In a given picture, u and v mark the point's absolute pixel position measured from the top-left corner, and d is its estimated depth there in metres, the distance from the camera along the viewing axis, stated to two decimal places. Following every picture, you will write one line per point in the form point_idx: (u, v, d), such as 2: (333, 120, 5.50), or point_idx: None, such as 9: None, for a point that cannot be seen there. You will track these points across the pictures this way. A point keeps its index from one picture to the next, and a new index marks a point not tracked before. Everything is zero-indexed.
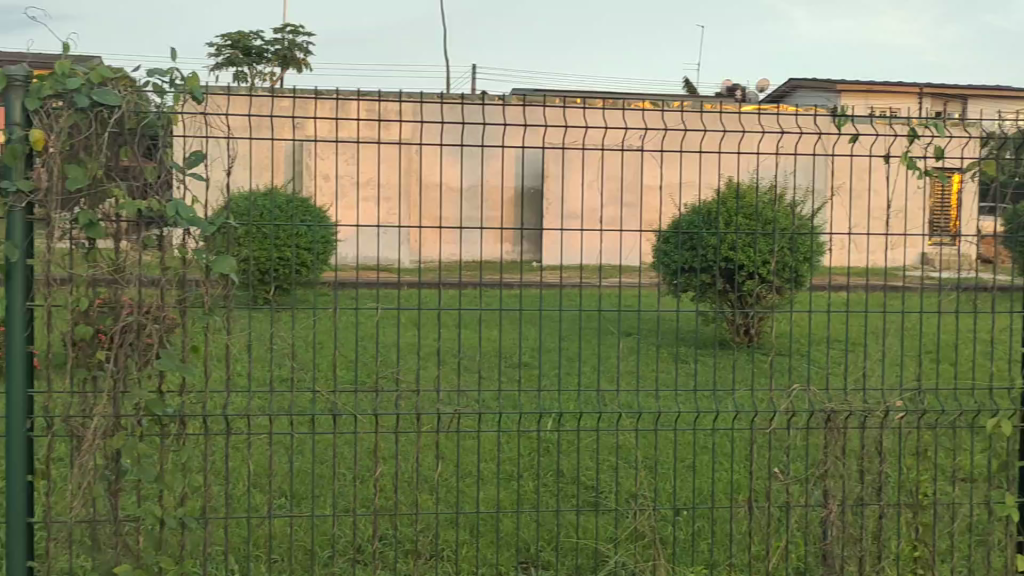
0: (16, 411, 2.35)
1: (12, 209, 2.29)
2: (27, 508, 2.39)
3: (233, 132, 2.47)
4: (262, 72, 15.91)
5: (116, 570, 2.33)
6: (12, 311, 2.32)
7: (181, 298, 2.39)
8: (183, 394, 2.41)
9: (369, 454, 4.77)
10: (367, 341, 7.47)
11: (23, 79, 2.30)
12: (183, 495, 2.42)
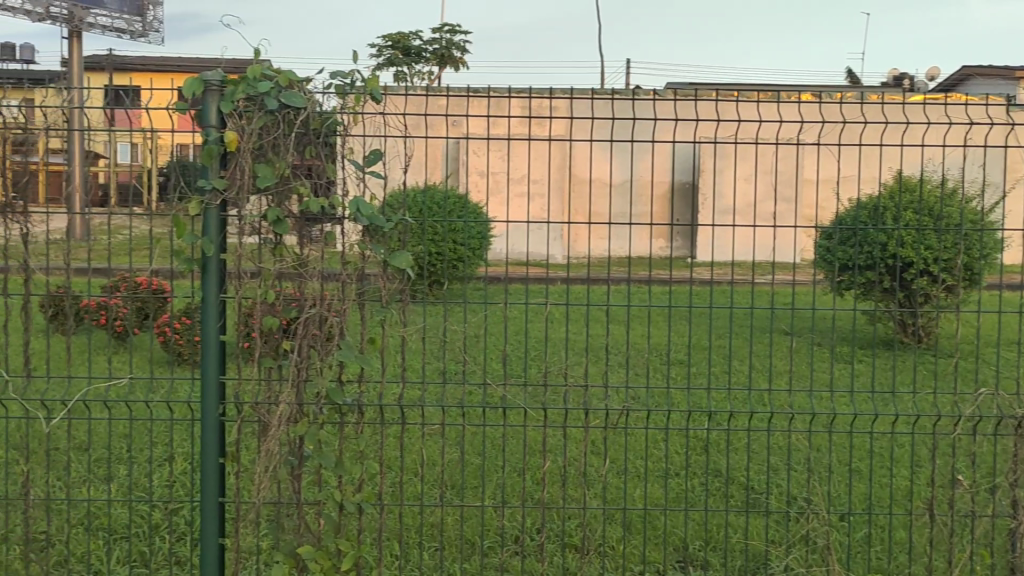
0: (210, 396, 2.49)
1: (208, 206, 2.43)
2: (219, 489, 2.54)
3: (409, 131, 2.55)
4: (422, 72, 16.30)
5: (299, 551, 2.44)
6: (207, 302, 2.46)
7: (360, 291, 2.50)
8: (363, 384, 2.51)
9: (528, 448, 4.83)
10: (524, 336, 7.55)
11: (219, 84, 2.44)
12: (360, 482, 2.51)
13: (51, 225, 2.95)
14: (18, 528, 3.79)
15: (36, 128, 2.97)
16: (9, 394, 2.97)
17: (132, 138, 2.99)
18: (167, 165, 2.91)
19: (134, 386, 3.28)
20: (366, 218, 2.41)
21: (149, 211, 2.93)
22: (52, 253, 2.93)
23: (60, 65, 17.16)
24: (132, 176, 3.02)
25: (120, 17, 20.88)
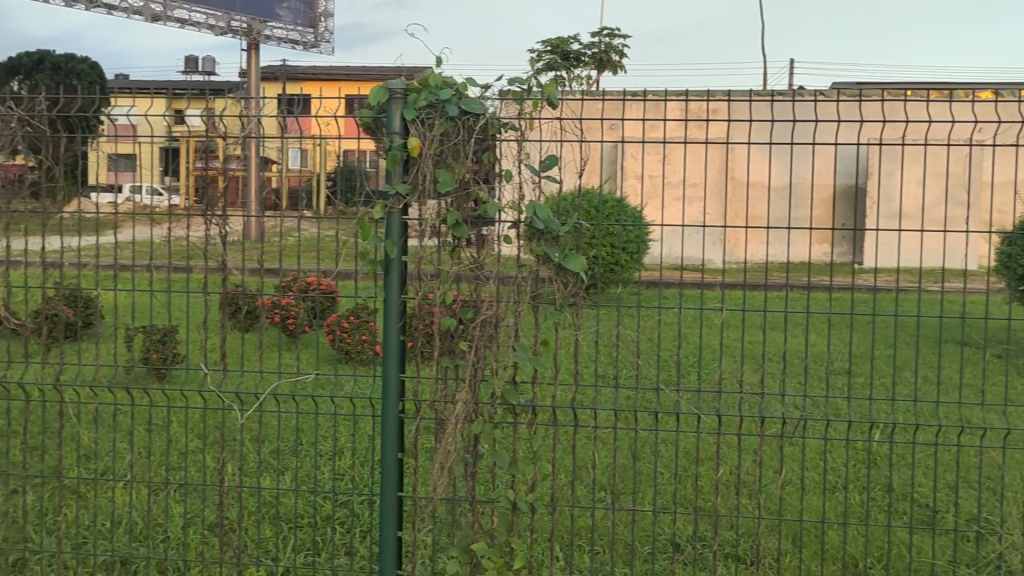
0: (390, 394, 2.56)
1: (391, 210, 2.51)
2: (398, 485, 2.60)
3: (585, 135, 2.55)
4: (592, 80, 16.57)
5: (473, 547, 2.50)
6: (389, 303, 2.53)
7: (535, 294, 2.53)
8: (536, 385, 2.54)
9: (688, 454, 4.79)
10: (681, 342, 7.49)
11: (403, 92, 2.51)
12: (533, 482, 2.54)
13: (229, 227, 3.08)
14: (206, 513, 4.05)
15: (219, 134, 3.10)
16: (205, 387, 3.17)
17: (305, 144, 3.11)
18: (337, 169, 3.01)
19: (313, 380, 3.43)
20: (542, 222, 2.46)
21: (318, 215, 3.04)
22: (232, 255, 3.07)
23: (239, 76, 18.19)
24: (304, 180, 3.15)
25: (295, 29, 21.91)
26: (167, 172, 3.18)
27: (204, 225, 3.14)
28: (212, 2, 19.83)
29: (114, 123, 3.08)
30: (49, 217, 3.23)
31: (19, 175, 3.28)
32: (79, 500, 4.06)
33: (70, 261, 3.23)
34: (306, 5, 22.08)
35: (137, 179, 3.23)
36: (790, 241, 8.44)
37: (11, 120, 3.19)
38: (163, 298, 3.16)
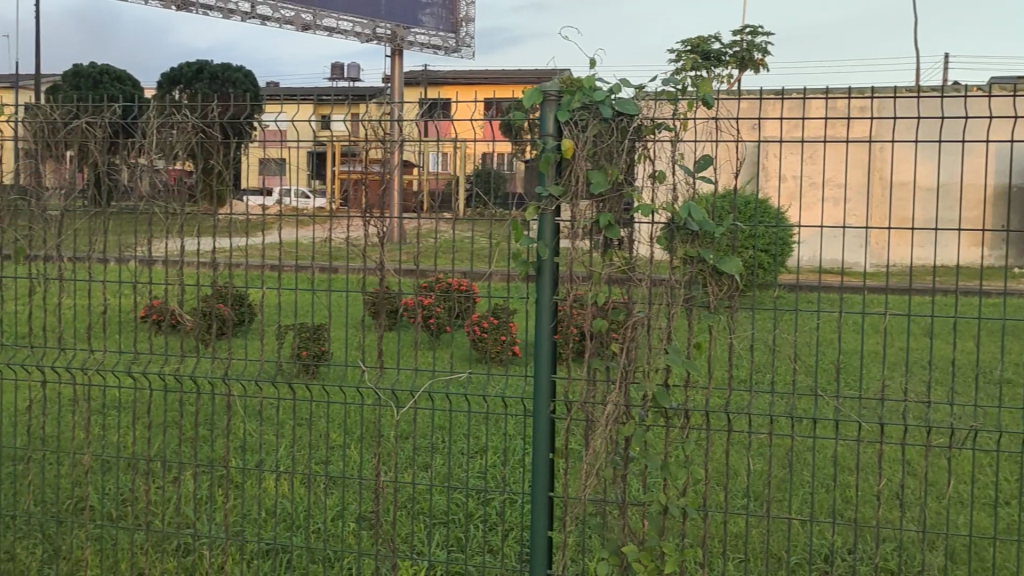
0: (542, 394, 2.58)
1: (544, 211, 2.52)
2: (549, 484, 2.62)
3: (741, 135, 2.51)
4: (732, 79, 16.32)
5: (624, 549, 2.50)
6: (541, 304, 2.55)
7: (688, 297, 2.50)
8: (689, 389, 2.52)
9: (834, 462, 4.67)
10: (825, 348, 7.30)
11: (556, 93, 2.52)
12: (685, 486, 2.52)
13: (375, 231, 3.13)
14: (354, 506, 4.20)
15: (362, 138, 3.14)
16: (361, 384, 3.28)
17: (442, 148, 3.06)
18: (475, 174, 3.05)
19: (463, 379, 3.49)
20: (697, 223, 2.43)
21: (460, 217, 3.06)
22: (381, 257, 3.13)
23: (381, 82, 18.69)
24: (443, 183, 3.13)
25: (438, 33, 22.34)
26: (318, 176, 3.26)
27: (357, 226, 3.21)
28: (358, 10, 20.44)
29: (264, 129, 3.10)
30: (206, 219, 3.23)
31: (179, 179, 3.21)
32: (237, 490, 4.29)
33: (229, 262, 3.34)
34: (448, 10, 22.44)
35: (285, 184, 3.29)
36: (946, 244, 8.08)
37: (181, 126, 3.12)
38: (315, 298, 3.26)
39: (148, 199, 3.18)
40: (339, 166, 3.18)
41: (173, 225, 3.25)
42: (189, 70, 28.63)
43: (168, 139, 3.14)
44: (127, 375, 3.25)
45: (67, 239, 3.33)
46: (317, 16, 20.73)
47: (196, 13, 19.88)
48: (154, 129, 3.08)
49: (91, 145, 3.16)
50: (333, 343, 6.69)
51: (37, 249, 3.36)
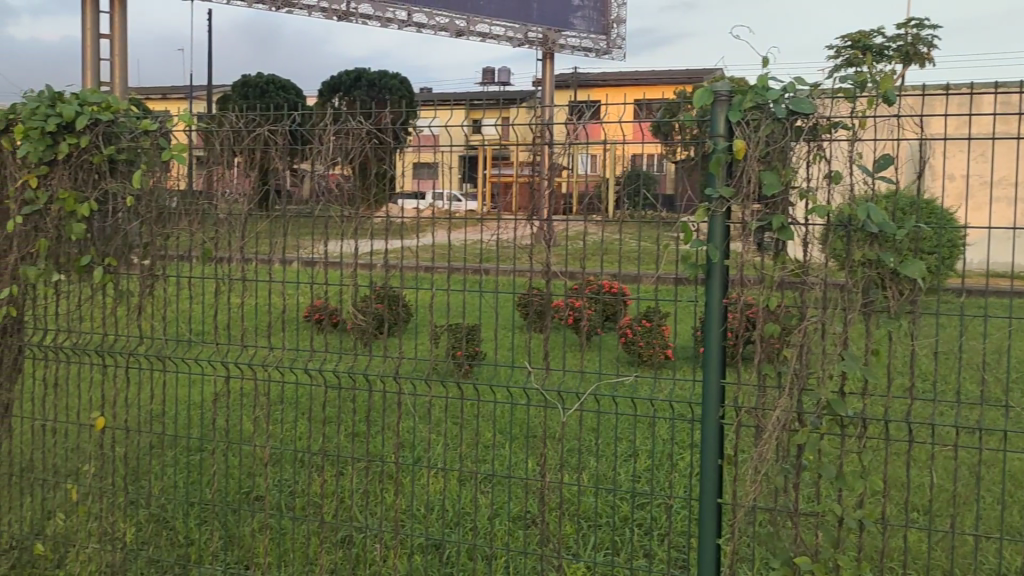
0: (711, 398, 2.54)
1: (714, 213, 2.50)
2: (717, 490, 2.58)
3: (925, 132, 2.40)
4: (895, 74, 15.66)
5: (796, 561, 2.44)
6: (711, 307, 2.52)
7: (865, 302, 2.42)
8: (866, 397, 2.43)
9: (1014, 479, 4.42)
10: (1002, 357, 6.91)
11: (728, 94, 2.49)
12: (862, 498, 2.43)
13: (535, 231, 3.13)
14: (511, 505, 4.30)
15: (512, 142, 3.13)
16: (528, 385, 3.32)
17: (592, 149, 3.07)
18: (624, 174, 3.00)
19: (628, 382, 3.50)
20: (875, 225, 2.35)
21: (608, 217, 3.04)
22: (545, 259, 3.15)
23: (532, 86, 18.88)
24: (593, 185, 3.04)
25: (588, 35, 22.31)
26: (467, 179, 3.22)
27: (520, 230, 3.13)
28: (510, 15, 20.67)
29: (416, 134, 3.13)
30: (365, 221, 3.28)
31: (337, 184, 3.26)
32: (400, 485, 4.43)
33: (397, 264, 3.40)
34: (599, 12, 22.35)
35: (439, 186, 3.20)
36: None
37: (355, 132, 3.18)
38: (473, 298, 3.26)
39: (325, 204, 3.25)
40: (490, 169, 3.21)
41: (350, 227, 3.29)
42: (345, 77, 29.65)
43: (344, 144, 3.21)
44: (303, 372, 3.40)
45: (249, 241, 3.39)
46: (471, 22, 21.14)
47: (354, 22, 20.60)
48: (331, 137, 3.20)
49: (274, 152, 3.23)
50: (491, 344, 6.81)
51: (222, 251, 3.41)
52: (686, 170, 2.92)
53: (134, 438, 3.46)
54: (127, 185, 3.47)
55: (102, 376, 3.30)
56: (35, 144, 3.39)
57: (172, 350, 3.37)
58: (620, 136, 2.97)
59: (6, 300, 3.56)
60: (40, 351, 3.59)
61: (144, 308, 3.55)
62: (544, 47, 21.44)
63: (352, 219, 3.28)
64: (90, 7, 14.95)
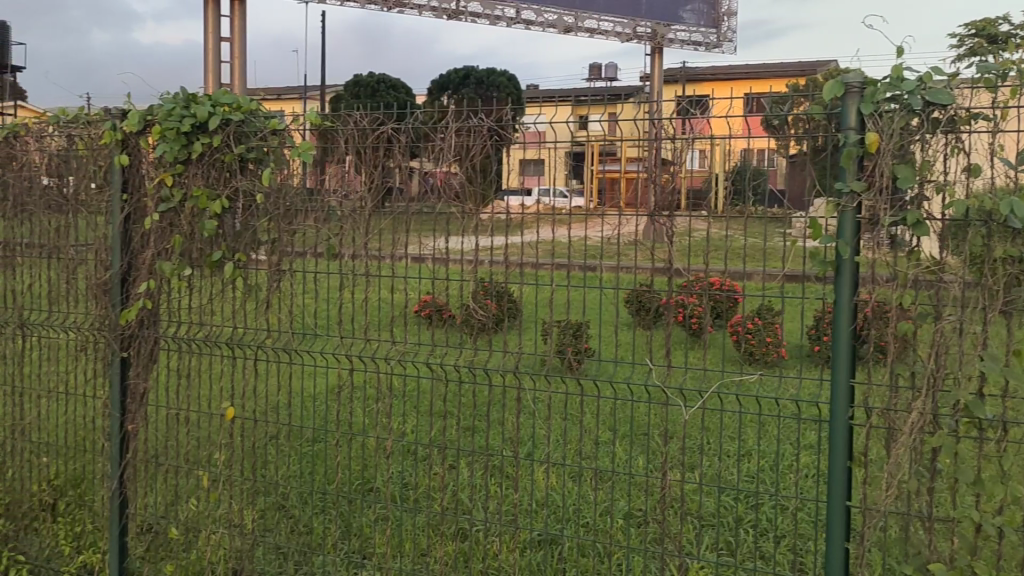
0: (840, 398, 2.50)
1: (843, 208, 2.48)
2: (846, 493, 2.54)
3: None
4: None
5: (931, 567, 2.40)
6: (840, 305, 2.49)
7: (1006, 301, 2.35)
8: (1006, 400, 2.36)
9: None
10: None
11: (860, 85, 2.45)
12: (1002, 504, 2.37)
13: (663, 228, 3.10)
14: (622, 503, 4.34)
15: (619, 137, 3.13)
16: (650, 383, 3.32)
17: (700, 144, 3.04)
18: (733, 170, 2.94)
19: (753, 382, 3.46)
20: (1019, 221, 2.24)
21: (717, 215, 2.96)
22: (666, 255, 3.13)
23: (645, 83, 18.79)
24: (700, 181, 3.05)
25: (697, 29, 21.93)
26: (574, 176, 3.20)
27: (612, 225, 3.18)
28: (618, 10, 20.52)
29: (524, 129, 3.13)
30: (478, 219, 3.25)
31: (446, 182, 3.26)
32: (516, 481, 4.49)
33: (520, 259, 3.37)
34: (711, 6, 22.08)
35: (544, 183, 3.23)
36: None
37: (476, 129, 3.20)
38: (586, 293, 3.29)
39: (447, 200, 3.23)
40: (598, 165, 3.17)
41: (472, 224, 3.27)
42: (453, 76, 30.02)
43: (466, 141, 3.23)
44: (427, 369, 3.47)
45: (373, 237, 3.41)
46: (580, 18, 21.13)
47: (465, 21, 20.84)
48: (454, 132, 3.23)
49: (397, 149, 3.30)
50: (604, 340, 6.82)
51: (346, 248, 3.45)
52: (800, 166, 2.87)
53: (265, 428, 3.60)
54: (256, 182, 3.59)
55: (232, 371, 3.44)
56: (171, 144, 3.57)
57: (296, 342, 3.56)
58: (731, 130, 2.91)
59: (144, 293, 3.75)
60: (175, 343, 3.76)
61: (272, 303, 3.63)
62: (652, 41, 21.17)
63: (464, 216, 3.26)
64: (212, 8, 15.47)
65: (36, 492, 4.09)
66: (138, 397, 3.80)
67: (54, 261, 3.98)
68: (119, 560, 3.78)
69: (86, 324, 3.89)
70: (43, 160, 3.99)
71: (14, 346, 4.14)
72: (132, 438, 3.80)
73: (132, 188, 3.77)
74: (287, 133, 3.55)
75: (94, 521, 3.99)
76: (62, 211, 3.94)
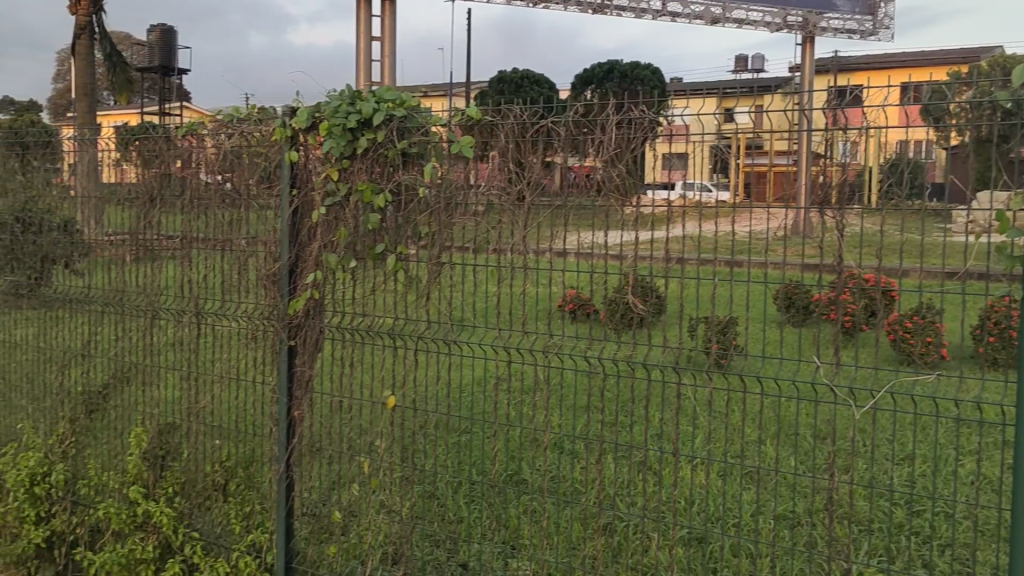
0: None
1: None
2: None
3: None
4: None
5: None
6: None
7: None
8: None
9: None
10: None
11: None
12: None
13: (830, 222, 3.00)
14: (773, 503, 4.32)
15: (767, 130, 3.03)
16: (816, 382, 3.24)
17: (851, 137, 2.94)
18: (887, 164, 2.84)
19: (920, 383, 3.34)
20: None
21: (871, 208, 2.89)
22: (834, 250, 3.05)
23: (797, 74, 18.31)
24: (853, 174, 2.94)
25: (851, 17, 21.21)
26: (717, 171, 3.15)
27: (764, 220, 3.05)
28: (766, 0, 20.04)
29: (669, 122, 3.11)
30: (639, 213, 3.21)
31: (607, 175, 3.26)
32: (668, 483, 4.49)
33: (678, 255, 3.31)
34: None
35: (688, 177, 3.14)
36: None
37: (638, 122, 3.20)
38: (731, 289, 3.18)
39: (608, 192, 3.23)
40: (743, 159, 3.11)
41: (628, 219, 3.24)
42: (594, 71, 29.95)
43: (627, 134, 3.23)
44: (587, 364, 3.48)
45: (531, 232, 3.41)
46: (727, 9, 20.71)
47: (610, 14, 20.76)
48: (614, 125, 3.23)
49: (557, 143, 3.33)
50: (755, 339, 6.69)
51: (505, 242, 3.48)
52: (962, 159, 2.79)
53: (431, 417, 3.72)
54: (419, 177, 3.68)
55: (401, 363, 3.67)
56: (338, 139, 3.69)
57: (455, 334, 3.65)
58: (884, 120, 2.83)
59: (311, 284, 3.89)
60: (339, 332, 3.90)
61: (432, 295, 3.70)
62: (805, 30, 20.59)
63: (622, 210, 3.24)
64: (364, 8, 15.91)
65: (210, 473, 4.30)
66: (304, 384, 3.97)
67: (226, 252, 4.18)
68: (285, 541, 3.96)
69: (257, 314, 4.10)
70: (218, 157, 4.19)
71: (190, 333, 4.37)
72: (298, 424, 3.96)
73: (299, 183, 3.93)
74: (436, 130, 3.62)
75: (262, 502, 4.18)
76: (235, 206, 4.13)
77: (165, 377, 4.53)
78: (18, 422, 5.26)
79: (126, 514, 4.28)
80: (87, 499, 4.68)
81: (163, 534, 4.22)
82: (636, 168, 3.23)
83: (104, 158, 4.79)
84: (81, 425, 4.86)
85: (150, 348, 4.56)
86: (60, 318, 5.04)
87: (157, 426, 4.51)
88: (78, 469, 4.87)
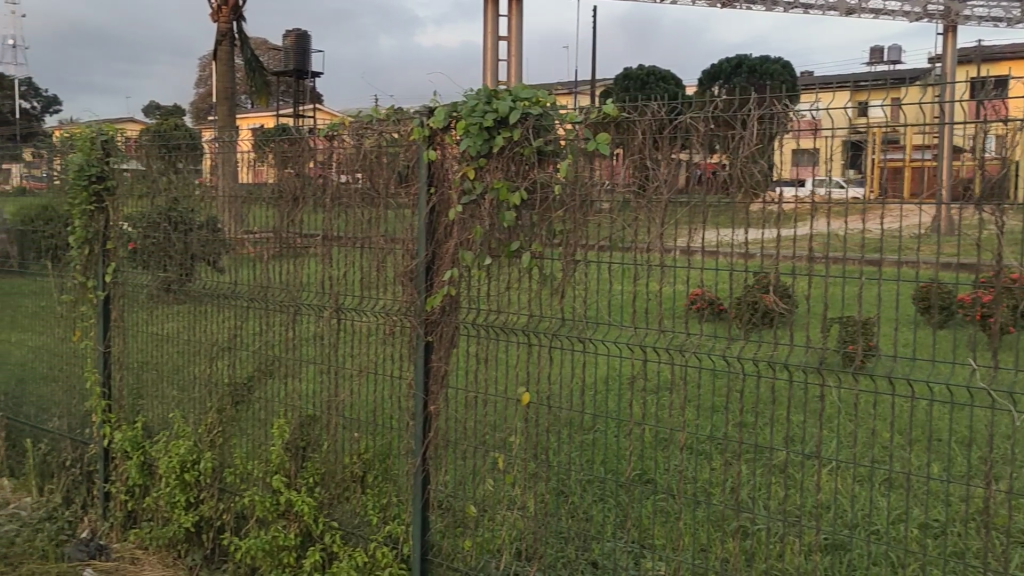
0: None
1: None
2: None
3: None
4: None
5: None
6: None
7: None
8: None
9: None
10: None
11: None
12: None
13: (987, 220, 2.86)
14: (915, 511, 4.22)
15: (906, 125, 2.94)
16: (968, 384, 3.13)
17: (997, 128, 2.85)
18: None
19: None
20: None
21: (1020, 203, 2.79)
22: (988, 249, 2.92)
23: (937, 66, 17.63)
24: (993, 169, 2.84)
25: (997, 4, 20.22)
26: (852, 166, 3.03)
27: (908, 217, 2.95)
28: None
29: (806, 118, 3.08)
30: (779, 209, 3.15)
31: (747, 170, 3.19)
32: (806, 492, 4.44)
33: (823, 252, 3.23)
34: None
35: (823, 174, 3.06)
36: None
37: (780, 117, 3.12)
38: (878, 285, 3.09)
39: (747, 189, 3.19)
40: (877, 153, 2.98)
41: (768, 216, 3.18)
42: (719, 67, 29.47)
43: (768, 129, 3.16)
44: (726, 362, 3.43)
45: (669, 229, 3.37)
46: None
47: (738, 9, 20.39)
48: (756, 120, 3.15)
49: (695, 138, 3.28)
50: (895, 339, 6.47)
51: (641, 239, 3.46)
52: None
53: (565, 413, 3.75)
54: (554, 175, 3.69)
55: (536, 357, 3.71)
56: (474, 139, 3.74)
57: (589, 331, 3.68)
58: None
59: (448, 281, 3.95)
60: (473, 329, 3.95)
61: (566, 292, 3.73)
62: (946, 20, 19.76)
63: (761, 207, 3.19)
64: (492, 8, 16.08)
65: (349, 464, 4.42)
66: (440, 378, 4.05)
67: (365, 250, 4.29)
68: (421, 534, 4.06)
69: (394, 310, 4.19)
70: (357, 157, 4.30)
71: (330, 328, 4.50)
72: (434, 417, 4.06)
73: (437, 180, 3.99)
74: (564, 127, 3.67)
75: (398, 494, 4.27)
76: (374, 204, 4.24)
77: (304, 370, 4.66)
78: (169, 410, 5.50)
79: (270, 502, 4.53)
80: (233, 486, 4.91)
81: (304, 522, 4.44)
82: (769, 164, 3.16)
83: (248, 159, 4.98)
84: (228, 415, 5.06)
85: (291, 343, 4.70)
86: (207, 312, 5.26)
87: (299, 418, 4.66)
88: (225, 457, 5.09)
